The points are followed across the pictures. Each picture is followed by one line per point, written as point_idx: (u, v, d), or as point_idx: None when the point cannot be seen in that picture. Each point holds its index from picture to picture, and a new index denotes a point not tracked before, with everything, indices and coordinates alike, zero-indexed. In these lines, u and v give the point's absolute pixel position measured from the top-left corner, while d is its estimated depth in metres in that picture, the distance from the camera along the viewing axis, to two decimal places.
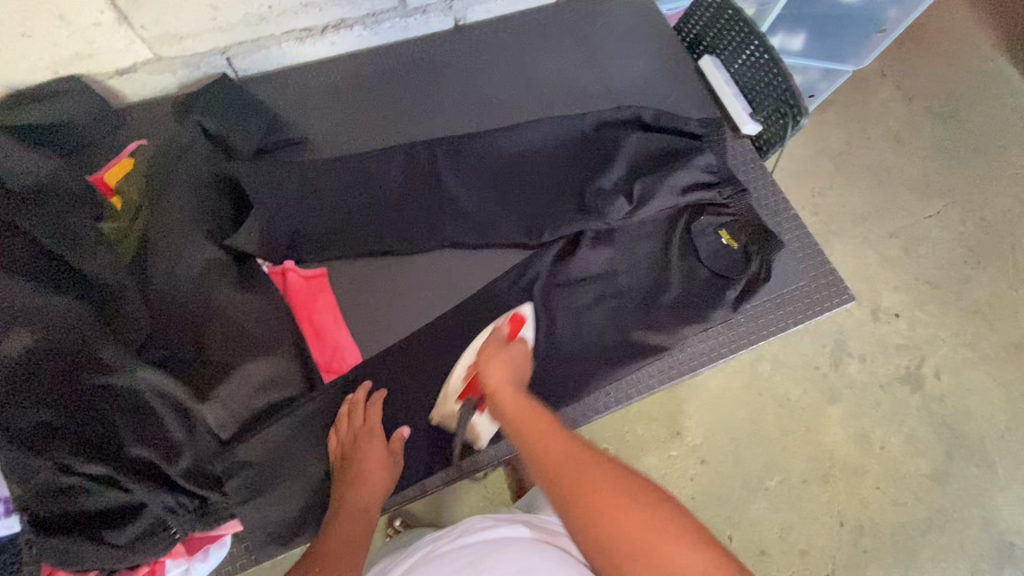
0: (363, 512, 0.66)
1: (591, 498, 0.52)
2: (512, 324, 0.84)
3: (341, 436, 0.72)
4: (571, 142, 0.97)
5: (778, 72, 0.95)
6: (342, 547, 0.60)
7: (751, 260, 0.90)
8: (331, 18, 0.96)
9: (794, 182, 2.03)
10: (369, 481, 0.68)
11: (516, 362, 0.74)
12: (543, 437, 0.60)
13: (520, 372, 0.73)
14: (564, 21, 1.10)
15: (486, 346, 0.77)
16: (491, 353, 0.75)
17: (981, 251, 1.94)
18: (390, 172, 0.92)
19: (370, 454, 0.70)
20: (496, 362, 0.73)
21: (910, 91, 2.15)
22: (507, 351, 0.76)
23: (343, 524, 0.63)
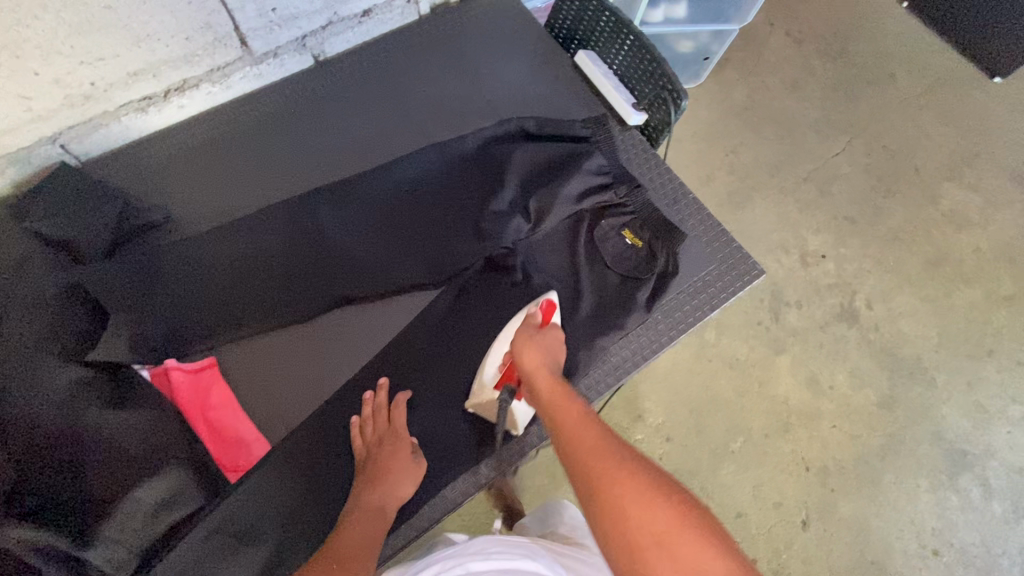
0: (378, 510, 0.68)
1: (603, 467, 0.55)
2: (545, 308, 0.82)
3: (366, 436, 0.74)
4: (458, 167, 0.93)
5: (653, 58, 0.93)
6: (361, 537, 0.63)
7: (657, 256, 0.89)
8: (171, 81, 0.88)
9: (706, 144, 2.05)
10: (386, 482, 0.70)
11: (552, 351, 0.76)
12: (563, 406, 0.64)
13: (552, 355, 0.75)
14: (431, 38, 1.05)
15: (520, 334, 0.77)
16: (530, 341, 0.76)
17: (889, 178, 2.02)
18: (269, 236, 0.86)
19: (395, 455, 0.71)
20: (532, 351, 0.74)
21: (798, 37, 2.23)
22: (544, 338, 0.77)
23: (359, 521, 0.66)
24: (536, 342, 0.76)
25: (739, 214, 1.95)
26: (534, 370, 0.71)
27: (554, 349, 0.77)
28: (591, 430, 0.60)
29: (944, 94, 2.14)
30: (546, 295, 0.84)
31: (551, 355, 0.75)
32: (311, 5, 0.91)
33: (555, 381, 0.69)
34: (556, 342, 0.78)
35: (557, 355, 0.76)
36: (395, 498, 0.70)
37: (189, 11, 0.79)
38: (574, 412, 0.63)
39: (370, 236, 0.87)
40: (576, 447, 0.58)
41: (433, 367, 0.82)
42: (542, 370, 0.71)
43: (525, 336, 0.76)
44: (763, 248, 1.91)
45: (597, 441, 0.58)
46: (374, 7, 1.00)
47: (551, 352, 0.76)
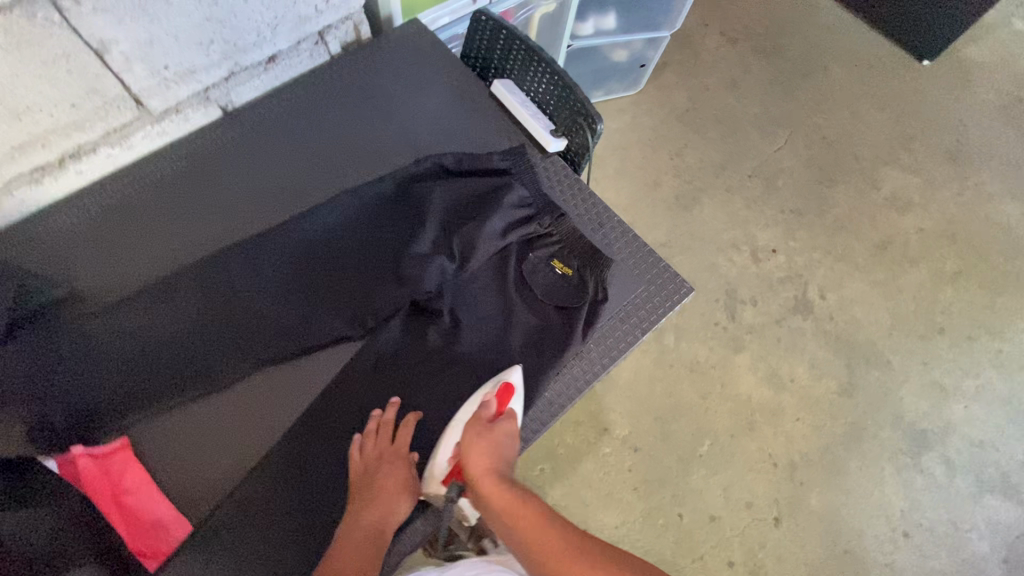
0: (376, 534, 0.70)
1: None
2: (501, 394, 0.78)
3: (367, 458, 0.74)
4: (378, 210, 0.91)
5: (567, 85, 0.94)
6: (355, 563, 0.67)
7: (586, 283, 0.89)
8: (64, 149, 0.84)
9: (650, 149, 2.06)
10: (387, 506, 0.72)
11: (501, 449, 0.75)
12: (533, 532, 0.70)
13: (501, 457, 0.74)
14: (346, 78, 1.04)
15: (469, 432, 0.76)
16: (479, 440, 0.75)
17: (831, 168, 2.10)
18: (180, 300, 0.82)
19: (394, 480, 0.73)
20: (482, 460, 0.73)
21: (733, 37, 2.29)
22: (491, 434, 0.75)
23: (357, 546, 0.68)
24: (484, 444, 0.75)
25: (688, 216, 1.97)
26: (494, 489, 0.72)
27: (505, 446, 0.76)
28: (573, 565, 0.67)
29: (877, 82, 2.25)
30: (501, 380, 0.80)
31: (502, 453, 0.75)
32: (207, 58, 0.87)
33: (508, 497, 0.72)
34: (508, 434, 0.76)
35: (508, 454, 0.75)
36: (393, 521, 0.72)
37: (71, 79, 0.75)
38: (538, 529, 0.70)
39: (288, 292, 0.85)
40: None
41: (360, 424, 0.80)
42: (491, 487, 0.73)
43: (472, 439, 0.75)
44: (714, 248, 1.93)
45: (560, 560, 0.67)
46: (279, 53, 0.97)
47: (500, 451, 0.75)
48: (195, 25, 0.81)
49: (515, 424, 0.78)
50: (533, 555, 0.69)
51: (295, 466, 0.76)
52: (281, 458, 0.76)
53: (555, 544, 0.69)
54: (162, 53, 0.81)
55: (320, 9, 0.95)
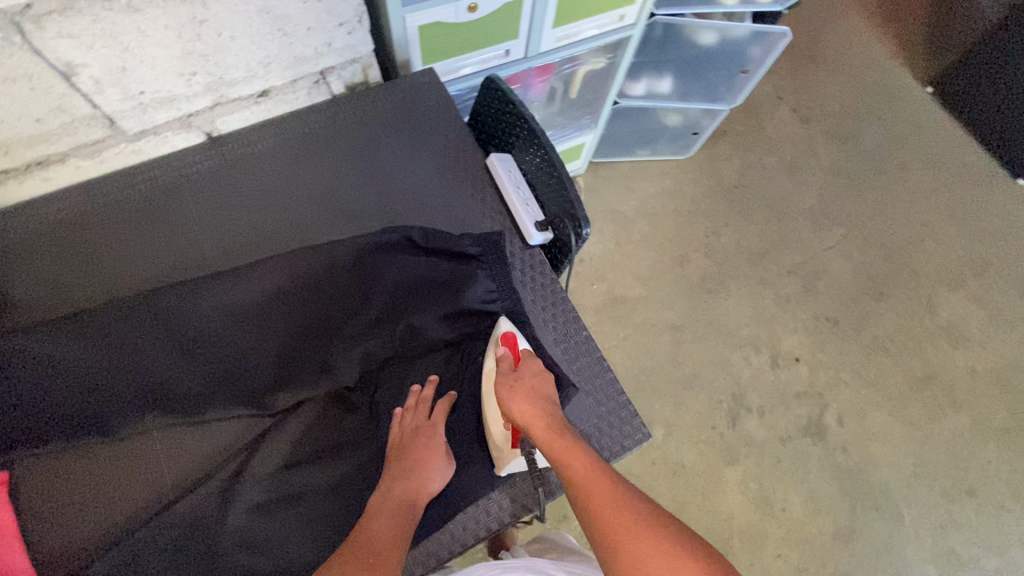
0: (407, 501, 0.71)
1: (613, 524, 0.61)
2: (508, 344, 0.80)
3: (405, 426, 0.77)
4: (328, 274, 0.84)
5: (560, 178, 0.86)
6: (389, 530, 0.67)
7: None
8: (31, 157, 0.82)
9: (686, 222, 1.92)
10: (417, 476, 0.73)
11: (537, 388, 0.75)
12: (572, 456, 0.68)
13: (541, 400, 0.74)
14: (338, 121, 0.98)
15: (499, 382, 0.76)
16: (512, 386, 0.75)
17: (883, 279, 1.89)
18: (95, 334, 0.76)
19: (427, 451, 0.74)
20: (524, 396, 0.74)
21: (805, 115, 2.12)
22: (524, 372, 0.77)
23: (386, 515, 0.69)
24: (520, 389, 0.75)
25: (710, 302, 1.82)
26: (534, 426, 0.71)
27: (540, 388, 0.76)
28: (610, 495, 0.64)
29: (958, 193, 2.02)
30: (501, 334, 0.81)
31: (544, 387, 0.76)
32: (189, 88, 0.83)
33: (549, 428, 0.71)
34: (539, 370, 0.78)
35: (546, 390, 0.76)
36: (425, 492, 0.72)
37: (34, 97, 0.73)
38: (584, 465, 0.67)
39: (207, 349, 0.78)
40: (598, 506, 0.63)
41: (247, 515, 0.73)
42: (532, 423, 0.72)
43: (504, 386, 0.75)
44: (731, 343, 1.77)
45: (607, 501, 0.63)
46: (273, 88, 0.92)
47: (537, 393, 0.75)
48: (176, 57, 0.77)
49: (538, 364, 0.78)
50: (578, 491, 0.65)
51: (165, 548, 0.70)
52: (145, 540, 0.70)
53: (592, 477, 0.66)
54: (137, 80, 0.78)
55: (321, 51, 0.90)
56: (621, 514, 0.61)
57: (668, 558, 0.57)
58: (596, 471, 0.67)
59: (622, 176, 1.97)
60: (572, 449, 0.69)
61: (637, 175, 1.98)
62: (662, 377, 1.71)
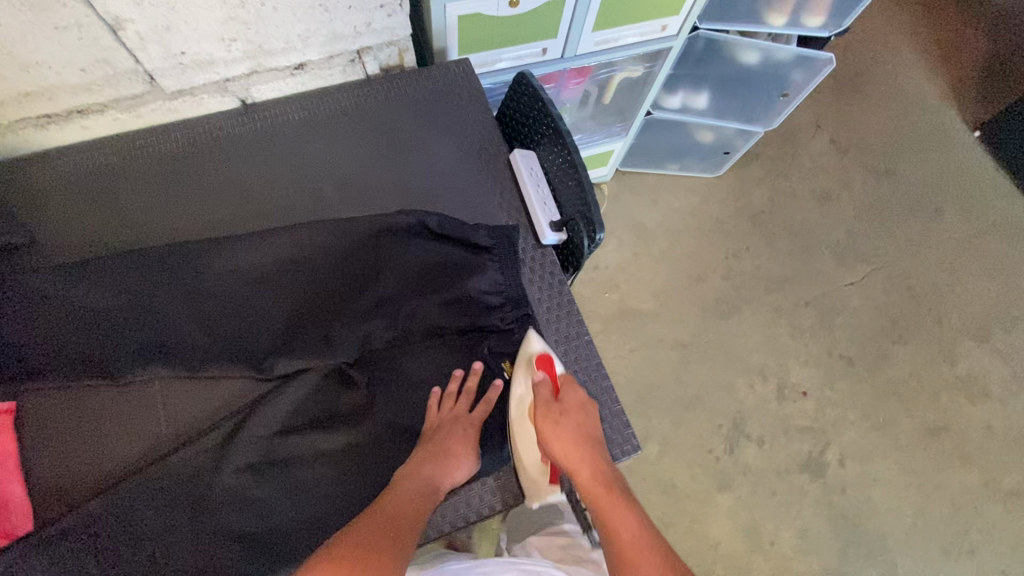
0: (428, 488, 0.73)
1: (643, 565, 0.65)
2: (547, 369, 0.82)
3: (443, 414, 0.78)
4: (342, 251, 0.85)
5: (579, 180, 0.87)
6: (406, 511, 0.69)
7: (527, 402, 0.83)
8: (72, 105, 0.85)
9: (708, 241, 1.90)
10: (443, 464, 0.74)
11: (580, 424, 0.78)
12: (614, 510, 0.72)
13: (582, 436, 0.77)
14: (371, 101, 0.99)
15: (539, 410, 0.78)
16: (557, 423, 0.77)
17: (904, 323, 1.84)
18: (112, 280, 0.79)
19: (458, 442, 0.76)
20: (569, 438, 0.76)
21: (843, 146, 2.07)
22: (567, 413, 0.78)
23: (405, 494, 0.71)
24: (561, 423, 0.77)
25: (722, 325, 1.79)
26: (578, 472, 0.75)
27: (582, 423, 0.78)
28: (649, 549, 0.67)
29: (994, 244, 1.96)
30: (539, 354, 0.82)
31: (584, 427, 0.78)
32: (228, 53, 0.85)
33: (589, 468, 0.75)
34: (579, 405, 0.80)
35: (589, 425, 0.79)
36: (447, 482, 0.74)
37: (80, 46, 0.75)
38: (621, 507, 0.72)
39: (217, 308, 0.80)
40: (636, 559, 0.66)
41: (237, 477, 0.73)
42: (572, 461, 0.76)
43: (544, 417, 0.77)
44: (738, 368, 1.74)
45: (641, 545, 0.67)
46: (309, 62, 0.94)
47: (579, 429, 0.78)
48: (218, 21, 0.80)
49: (580, 394, 0.80)
50: (615, 536, 0.69)
51: (154, 497, 0.71)
52: (137, 484, 0.71)
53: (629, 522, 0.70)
54: (179, 39, 0.80)
55: (360, 31, 0.91)
56: (652, 562, 0.65)
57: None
58: (633, 517, 0.71)
59: (648, 188, 1.95)
60: (616, 505, 0.72)
61: (663, 189, 1.96)
62: (664, 394, 1.70)
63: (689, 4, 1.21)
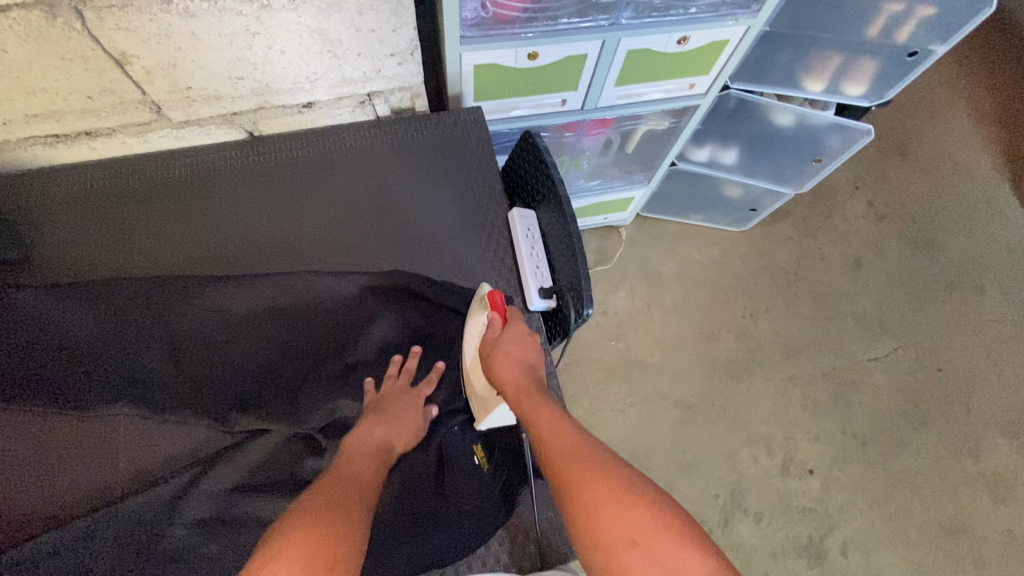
0: (383, 451, 0.71)
1: (566, 466, 0.61)
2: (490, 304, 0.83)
3: (383, 389, 0.79)
4: (326, 307, 0.84)
5: (573, 251, 0.83)
6: (363, 471, 0.66)
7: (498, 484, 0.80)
8: (81, 128, 0.86)
9: (725, 298, 1.82)
10: (392, 428, 0.74)
11: (516, 349, 0.78)
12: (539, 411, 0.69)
13: (518, 357, 0.77)
14: (377, 147, 0.98)
15: (482, 346, 0.79)
16: (495, 348, 0.78)
17: (928, 408, 1.73)
18: (94, 309, 0.78)
19: (404, 410, 0.77)
20: (506, 357, 0.77)
21: (881, 211, 1.97)
22: (507, 335, 0.79)
23: (359, 456, 0.68)
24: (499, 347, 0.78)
25: (730, 389, 1.71)
26: (509, 384, 0.74)
27: (521, 348, 0.79)
28: (574, 442, 0.64)
29: None
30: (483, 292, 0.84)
31: (524, 352, 0.78)
32: (235, 91, 0.86)
33: (521, 383, 0.74)
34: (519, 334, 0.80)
35: (527, 351, 0.78)
36: (398, 445, 0.74)
37: (88, 76, 0.76)
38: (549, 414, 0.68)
39: (192, 349, 0.79)
40: (556, 454, 0.63)
41: (188, 531, 0.73)
42: (505, 375, 0.75)
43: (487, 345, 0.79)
44: (743, 436, 1.66)
45: (564, 446, 0.64)
46: (318, 102, 0.93)
47: (514, 351, 0.78)
48: (226, 61, 0.80)
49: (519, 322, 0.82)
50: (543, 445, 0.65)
51: (102, 542, 0.70)
52: (87, 526, 0.71)
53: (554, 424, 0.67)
54: (186, 75, 0.80)
55: (369, 76, 0.90)
56: (575, 461, 0.61)
57: (625, 504, 0.56)
58: (559, 420, 0.68)
59: (669, 236, 1.89)
60: (541, 409, 0.69)
61: (684, 238, 1.89)
62: (660, 454, 1.63)
63: (720, 65, 1.17)
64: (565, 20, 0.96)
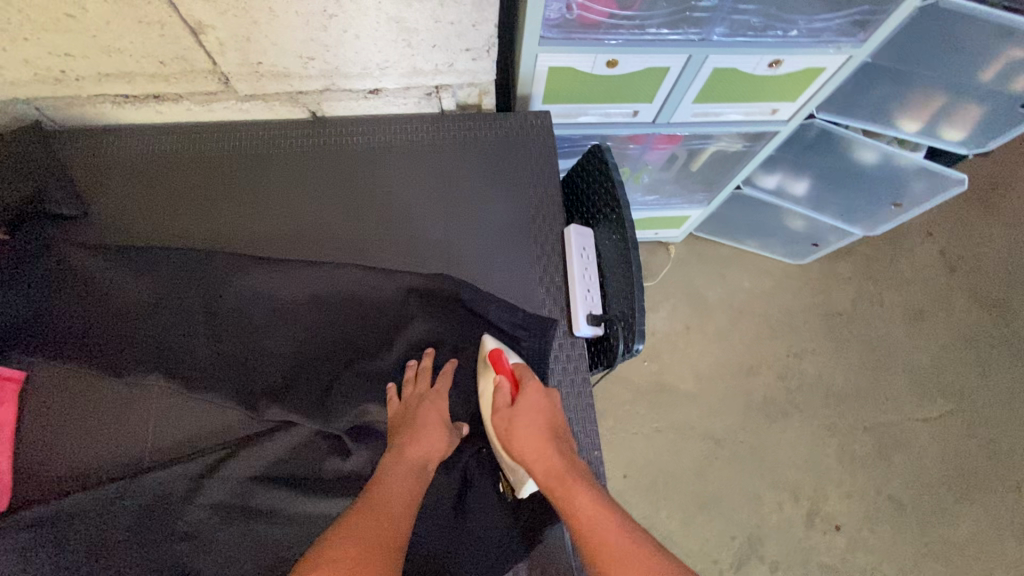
0: (417, 472, 0.68)
1: (609, 557, 0.58)
2: (497, 362, 0.76)
3: (406, 399, 0.75)
4: (368, 306, 0.82)
5: (630, 281, 0.78)
6: (399, 498, 0.64)
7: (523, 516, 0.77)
8: (149, 91, 0.85)
9: (770, 333, 1.74)
10: (421, 441, 0.71)
11: (540, 414, 0.71)
12: (577, 496, 0.63)
13: (544, 422, 0.70)
14: (436, 141, 0.94)
15: (498, 419, 0.72)
16: (511, 421, 0.70)
17: (975, 481, 1.61)
18: (140, 278, 0.78)
19: (429, 419, 0.73)
20: (526, 428, 0.69)
21: (954, 262, 1.83)
22: (522, 404, 0.71)
23: (394, 478, 0.66)
24: (517, 418, 0.70)
25: (762, 428, 1.64)
26: (534, 463, 0.68)
27: (543, 411, 0.72)
28: (611, 530, 0.60)
29: None
30: (490, 349, 0.78)
31: (543, 414, 0.71)
32: (304, 69, 0.83)
33: (550, 458, 0.67)
34: (540, 397, 0.72)
35: (551, 414, 0.72)
36: (434, 461, 0.71)
37: (161, 41, 0.75)
38: (583, 491, 0.64)
39: (231, 332, 0.78)
40: (596, 548, 0.59)
41: (207, 514, 0.72)
42: (531, 449, 0.68)
43: (503, 417, 0.72)
44: (769, 480, 1.59)
45: (603, 532, 0.60)
46: (384, 89, 0.90)
47: (538, 418, 0.70)
48: (300, 40, 0.77)
49: (532, 379, 0.74)
50: (581, 529, 0.61)
51: (123, 514, 0.71)
52: (117, 492, 0.71)
53: (589, 503, 0.62)
54: (257, 50, 0.78)
55: (440, 69, 0.86)
56: (621, 553, 0.58)
57: None
58: (594, 498, 0.63)
59: (719, 260, 1.81)
60: (571, 485, 0.64)
61: (735, 264, 1.81)
62: (679, 486, 1.57)
63: (809, 93, 1.09)
64: (654, 30, 0.90)
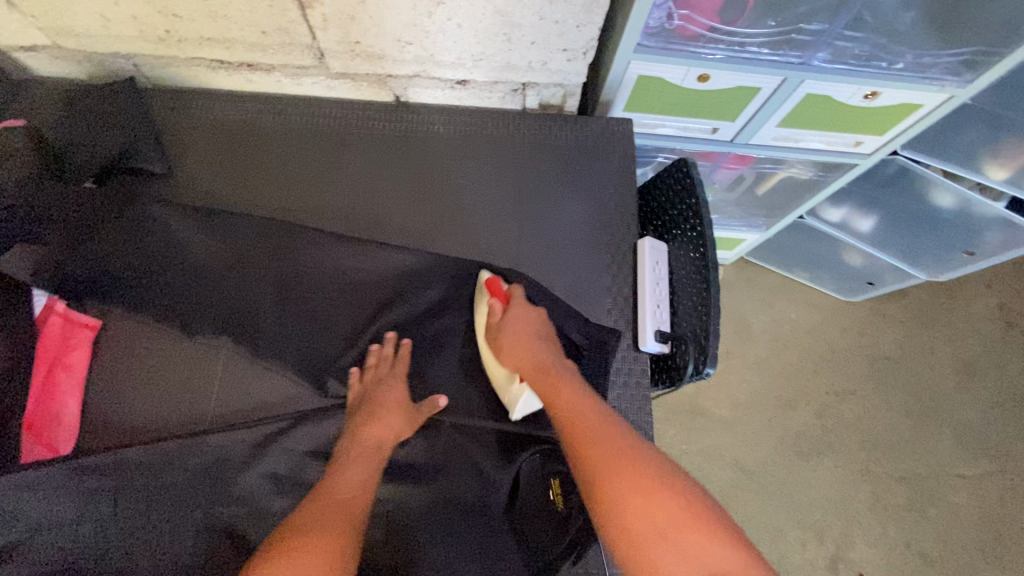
0: (374, 448, 0.70)
1: (585, 438, 0.61)
2: (491, 290, 0.80)
3: (363, 383, 0.77)
4: (438, 293, 0.82)
5: (705, 302, 0.76)
6: (358, 478, 0.65)
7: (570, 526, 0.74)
8: (243, 59, 0.86)
9: (811, 367, 1.69)
10: (379, 423, 0.72)
11: (529, 326, 0.76)
12: (559, 392, 0.67)
13: (536, 334, 0.75)
14: (514, 137, 0.94)
15: (490, 334, 0.77)
16: (502, 333, 0.76)
17: (1011, 547, 1.55)
18: (219, 240, 0.78)
19: (385, 399, 0.74)
20: (513, 337, 0.75)
21: (1013, 318, 1.75)
22: (511, 316, 0.76)
23: (353, 461, 0.67)
24: (509, 333, 0.75)
25: (793, 464, 1.60)
26: (525, 363, 0.73)
27: (536, 326, 0.76)
28: (593, 420, 0.62)
29: None
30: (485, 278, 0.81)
31: (534, 330, 0.76)
32: (399, 53, 0.83)
33: (538, 364, 0.72)
34: (530, 314, 0.77)
35: (540, 328, 0.76)
36: (391, 439, 0.72)
37: (267, 11, 0.75)
38: (571, 391, 0.67)
39: (301, 303, 0.79)
40: (575, 435, 0.62)
41: (264, 480, 0.73)
42: (518, 353, 0.74)
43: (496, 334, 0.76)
44: (795, 517, 1.55)
45: (585, 418, 0.63)
46: (472, 80, 0.90)
47: (528, 331, 0.75)
48: (403, 24, 0.77)
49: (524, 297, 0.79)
50: (564, 419, 0.64)
51: (185, 471, 0.71)
52: (180, 448, 0.72)
53: (572, 399, 0.66)
54: (359, 30, 0.78)
55: (533, 67, 0.86)
56: (599, 435, 0.61)
57: (645, 482, 0.56)
58: (578, 393, 0.67)
59: (767, 288, 1.77)
60: (558, 388, 0.68)
61: (783, 293, 1.77)
62: None
63: (899, 127, 1.05)
64: (753, 49, 0.88)
